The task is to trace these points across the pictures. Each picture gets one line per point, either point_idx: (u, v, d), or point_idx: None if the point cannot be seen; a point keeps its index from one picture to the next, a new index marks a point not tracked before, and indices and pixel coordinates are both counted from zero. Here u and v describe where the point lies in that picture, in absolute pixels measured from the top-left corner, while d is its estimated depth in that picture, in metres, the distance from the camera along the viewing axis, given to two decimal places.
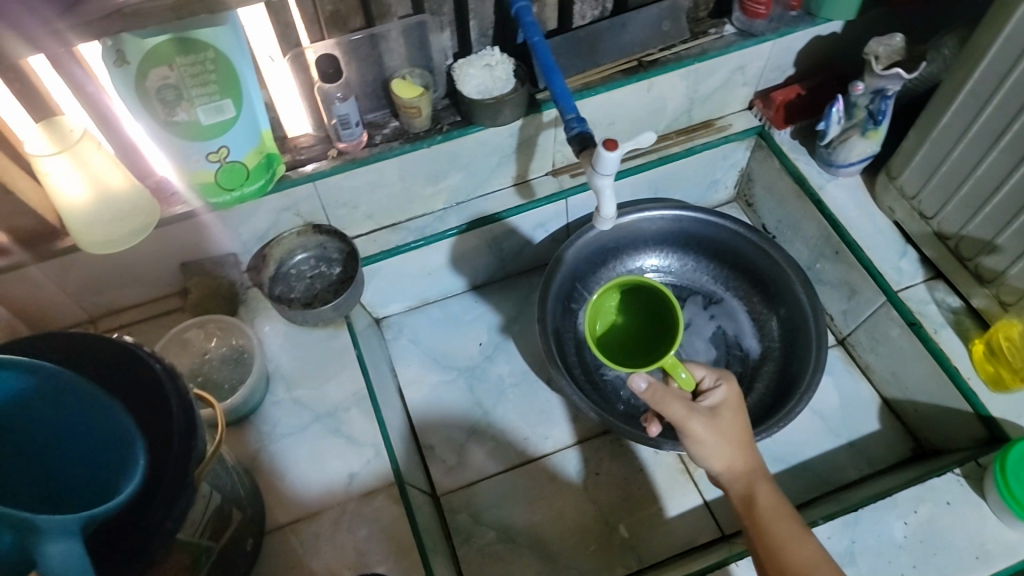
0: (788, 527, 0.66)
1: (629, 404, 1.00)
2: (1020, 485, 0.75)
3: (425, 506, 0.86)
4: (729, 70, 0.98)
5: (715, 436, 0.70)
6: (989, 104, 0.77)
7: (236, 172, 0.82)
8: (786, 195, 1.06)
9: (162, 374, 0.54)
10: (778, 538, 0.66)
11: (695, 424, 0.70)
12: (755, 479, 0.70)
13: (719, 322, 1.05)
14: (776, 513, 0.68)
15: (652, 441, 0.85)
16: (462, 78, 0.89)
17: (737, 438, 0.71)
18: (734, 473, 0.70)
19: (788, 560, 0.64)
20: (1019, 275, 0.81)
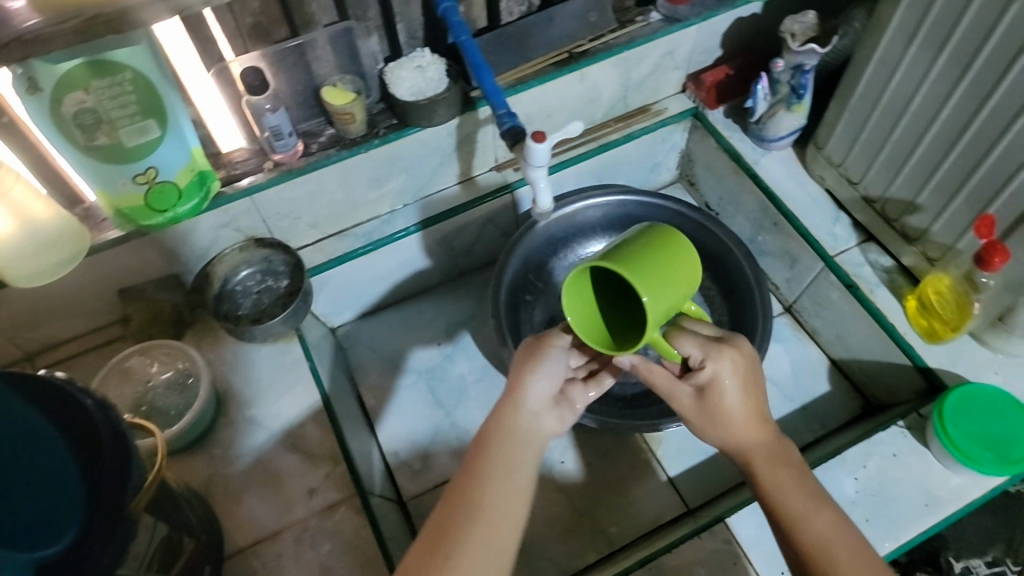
0: (798, 496, 0.64)
1: None
2: (955, 429, 0.80)
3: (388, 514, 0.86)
4: (658, 55, 1.00)
5: (708, 413, 0.68)
6: (896, 72, 0.82)
7: (167, 192, 0.81)
8: (723, 173, 1.09)
9: (93, 408, 0.54)
10: (789, 514, 0.63)
11: (680, 400, 0.69)
12: (762, 447, 0.67)
13: None
14: (789, 489, 0.64)
15: (653, 425, 0.89)
16: (394, 81, 0.88)
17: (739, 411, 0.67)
18: (739, 444, 0.68)
19: (805, 541, 0.61)
20: (941, 231, 0.85)
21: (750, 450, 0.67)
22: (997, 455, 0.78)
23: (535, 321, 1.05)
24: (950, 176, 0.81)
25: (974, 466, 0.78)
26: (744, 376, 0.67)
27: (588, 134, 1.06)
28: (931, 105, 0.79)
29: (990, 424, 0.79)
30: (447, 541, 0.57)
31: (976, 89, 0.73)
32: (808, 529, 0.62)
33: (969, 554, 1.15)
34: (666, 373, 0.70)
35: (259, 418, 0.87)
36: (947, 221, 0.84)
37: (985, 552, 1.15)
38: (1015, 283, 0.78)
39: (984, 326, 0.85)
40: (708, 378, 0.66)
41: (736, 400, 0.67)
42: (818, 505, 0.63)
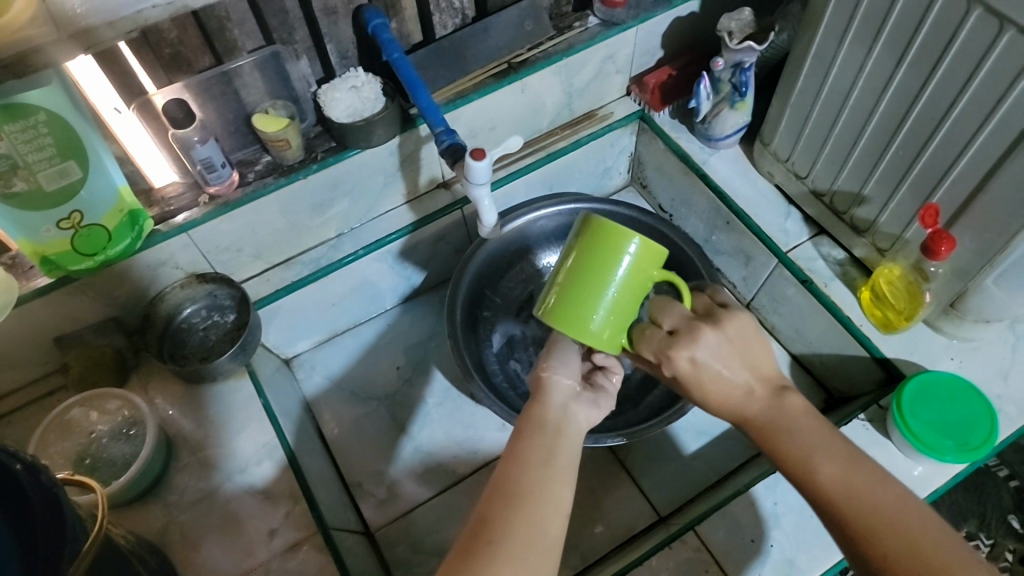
0: (806, 445, 0.60)
1: None
2: (914, 420, 0.80)
3: (359, 546, 0.84)
4: (599, 60, 0.99)
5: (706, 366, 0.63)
6: (833, 65, 0.81)
7: (96, 236, 0.78)
8: (673, 173, 1.08)
9: (23, 474, 0.50)
10: (798, 463, 0.60)
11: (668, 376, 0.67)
12: (759, 406, 0.64)
13: None
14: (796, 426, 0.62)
15: (677, 409, 0.87)
16: (329, 103, 0.86)
17: (728, 379, 0.64)
18: (736, 413, 0.65)
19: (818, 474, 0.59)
20: (889, 222, 0.85)
21: (749, 416, 0.64)
22: (958, 442, 0.78)
23: (494, 337, 1.03)
24: (893, 167, 0.80)
25: (936, 455, 0.78)
26: (716, 355, 0.63)
27: (535, 143, 1.05)
28: (870, 97, 0.79)
29: (949, 411, 0.79)
30: (492, 529, 0.52)
31: (910, 80, 0.73)
32: (822, 474, 0.59)
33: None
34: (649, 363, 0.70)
35: (211, 461, 0.84)
36: (894, 211, 0.83)
37: (957, 527, 1.16)
38: (962, 271, 0.78)
39: (937, 313, 0.85)
40: (679, 372, 0.64)
41: (719, 372, 0.63)
42: (830, 449, 0.60)
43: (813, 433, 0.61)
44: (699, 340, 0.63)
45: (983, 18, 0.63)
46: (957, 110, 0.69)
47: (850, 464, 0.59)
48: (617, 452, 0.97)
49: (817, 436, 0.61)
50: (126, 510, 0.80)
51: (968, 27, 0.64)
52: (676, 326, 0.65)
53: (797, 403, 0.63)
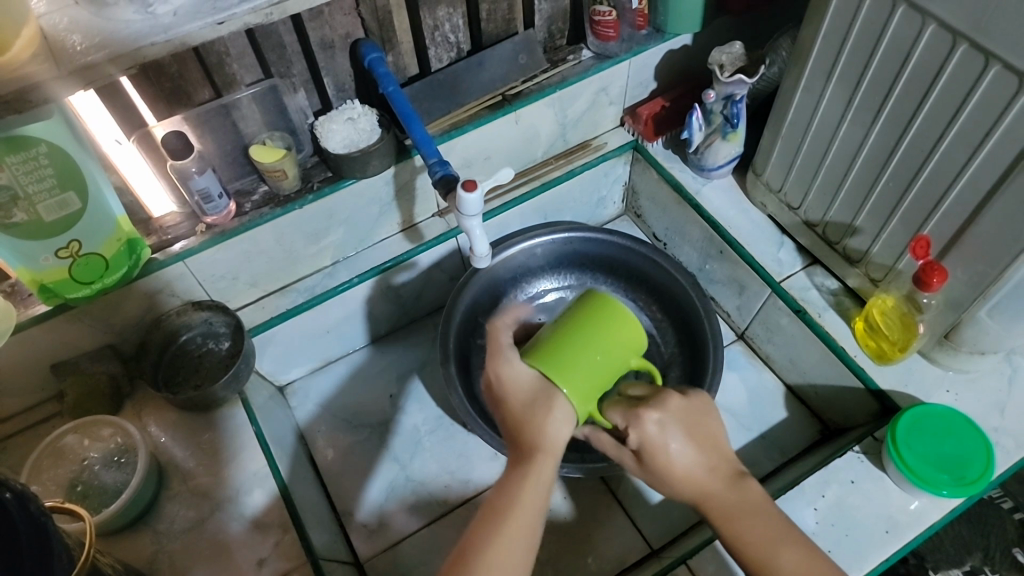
0: (764, 537, 0.63)
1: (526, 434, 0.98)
2: (909, 452, 0.79)
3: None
4: (592, 92, 1.00)
5: (679, 440, 0.64)
6: (822, 98, 0.82)
7: (93, 264, 0.79)
8: (667, 204, 1.09)
9: (12, 503, 0.51)
10: (757, 554, 0.62)
11: (626, 456, 0.68)
12: (719, 486, 0.64)
13: None
14: (756, 513, 0.64)
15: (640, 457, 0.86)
16: (325, 134, 0.87)
17: (685, 458, 0.64)
18: (696, 492, 0.64)
19: (774, 568, 0.61)
20: (881, 252, 0.85)
21: (708, 493, 0.64)
22: (955, 477, 0.77)
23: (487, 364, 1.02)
24: (885, 198, 0.80)
25: (932, 489, 0.77)
26: (679, 428, 0.64)
27: (529, 173, 1.06)
28: (859, 130, 0.80)
29: (944, 445, 0.79)
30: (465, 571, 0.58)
31: (899, 114, 0.74)
32: (782, 566, 0.61)
33: (948, 566, 1.14)
34: (612, 442, 0.69)
35: (203, 490, 0.84)
36: (886, 241, 0.83)
37: (961, 561, 1.14)
38: (955, 303, 0.78)
39: (931, 344, 0.85)
40: (641, 444, 0.64)
41: (678, 453, 0.64)
42: (785, 539, 0.62)
43: (762, 525, 0.63)
44: (665, 407, 0.64)
45: (968, 53, 0.64)
46: (946, 143, 0.70)
47: (803, 558, 0.61)
48: (610, 483, 0.96)
49: (773, 529, 0.63)
50: (116, 538, 0.80)
51: (955, 61, 0.65)
52: (643, 396, 0.67)
53: (756, 491, 0.65)
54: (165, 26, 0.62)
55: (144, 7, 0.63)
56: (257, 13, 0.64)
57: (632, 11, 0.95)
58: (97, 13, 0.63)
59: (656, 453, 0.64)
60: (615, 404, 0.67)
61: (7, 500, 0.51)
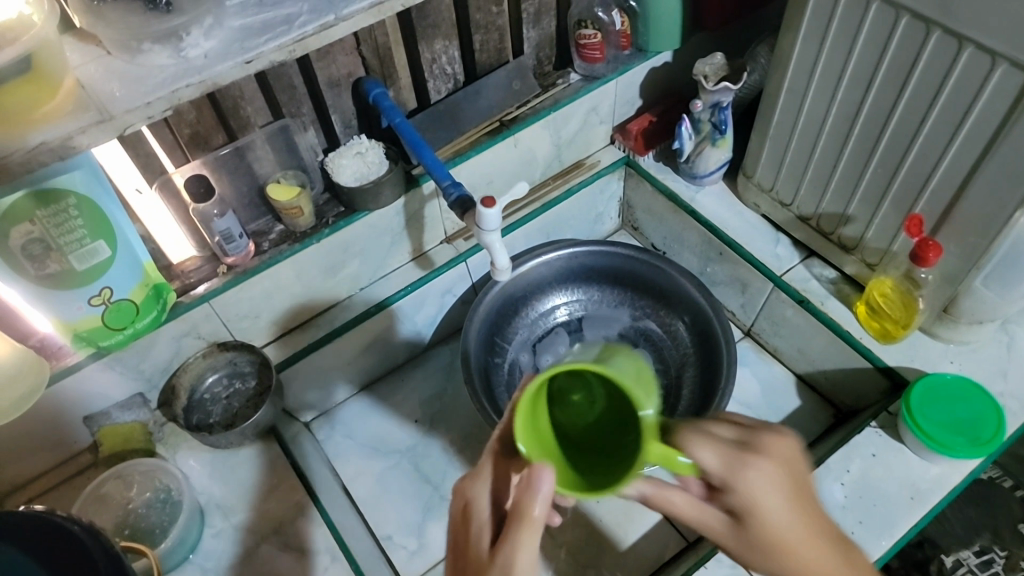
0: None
1: None
2: (925, 420, 0.81)
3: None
4: (583, 112, 1.06)
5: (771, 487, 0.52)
6: (805, 97, 0.88)
7: (124, 310, 0.80)
8: (663, 213, 1.13)
9: (83, 534, 0.47)
10: None
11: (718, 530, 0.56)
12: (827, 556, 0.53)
13: (600, 331, 1.10)
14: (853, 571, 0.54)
15: None
16: (337, 170, 0.91)
17: (781, 519, 0.53)
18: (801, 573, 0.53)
19: None
20: (876, 236, 0.89)
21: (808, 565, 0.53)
22: (969, 438, 0.80)
23: (507, 378, 1.05)
24: (873, 185, 0.86)
25: (949, 452, 0.80)
26: (785, 480, 0.53)
27: (530, 194, 1.10)
28: (843, 123, 0.85)
29: (956, 409, 0.82)
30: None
31: (880, 104, 0.79)
32: None
33: (958, 546, 1.17)
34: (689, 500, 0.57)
35: (244, 525, 0.86)
36: (878, 226, 0.88)
37: (971, 542, 1.17)
38: (951, 277, 0.82)
39: (932, 320, 0.89)
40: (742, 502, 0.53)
41: (778, 513, 0.53)
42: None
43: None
44: (768, 453, 0.53)
45: (941, 39, 0.69)
46: (928, 125, 0.75)
47: None
48: None
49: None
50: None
51: (929, 49, 0.71)
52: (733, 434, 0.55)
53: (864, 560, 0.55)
54: (197, 68, 0.66)
55: (178, 52, 0.67)
56: (282, 50, 0.68)
57: (616, 32, 1.01)
58: (130, 60, 0.66)
59: (761, 514, 0.53)
60: (693, 436, 0.53)
61: (77, 532, 0.47)
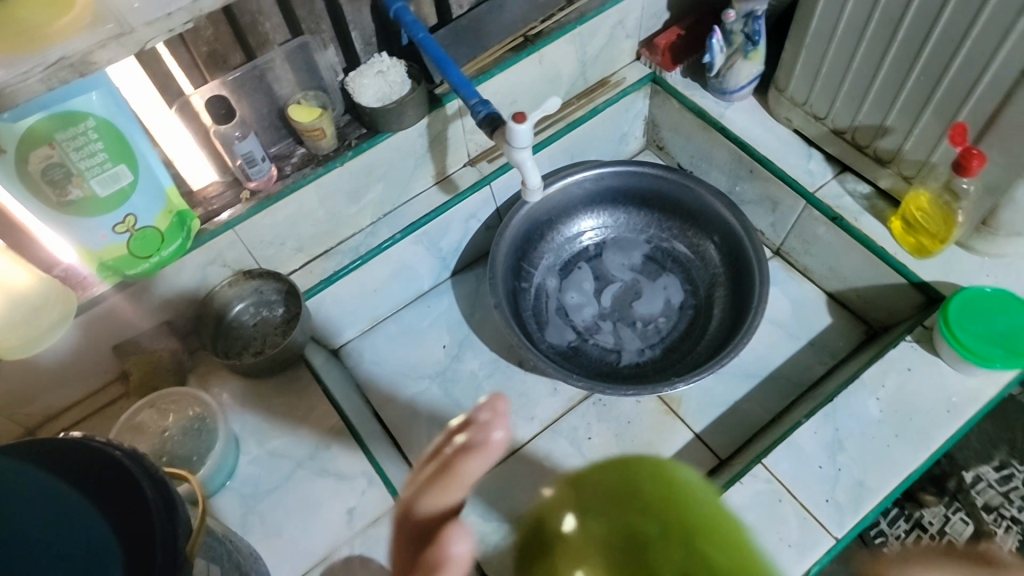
0: None
1: (576, 366, 0.99)
2: (964, 333, 0.80)
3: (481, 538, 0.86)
4: (609, 26, 1.01)
5: None
6: (847, 3, 0.84)
7: (149, 238, 0.79)
8: (691, 132, 1.10)
9: (128, 461, 0.49)
10: None
11: None
12: None
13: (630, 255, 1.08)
14: None
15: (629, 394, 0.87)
16: (358, 90, 0.88)
17: None
18: None
19: None
20: (914, 148, 0.87)
21: None
22: (1007, 350, 0.79)
23: (536, 303, 1.04)
24: (916, 93, 0.83)
25: (987, 364, 0.79)
26: None
27: (555, 114, 1.07)
28: (886, 28, 0.81)
29: (995, 322, 0.81)
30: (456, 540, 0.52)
31: (928, 6, 0.76)
32: None
33: (978, 462, 1.15)
34: None
35: (281, 450, 0.87)
36: (919, 137, 0.86)
37: (990, 457, 1.15)
38: (993, 187, 0.81)
39: (969, 233, 0.88)
40: None
41: None
42: None
43: None
44: None
45: None
46: (980, 27, 0.72)
47: None
48: (669, 403, 0.98)
49: None
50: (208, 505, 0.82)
51: None
52: None
53: None
54: None
55: None
56: None
57: None
58: None
59: None
60: None
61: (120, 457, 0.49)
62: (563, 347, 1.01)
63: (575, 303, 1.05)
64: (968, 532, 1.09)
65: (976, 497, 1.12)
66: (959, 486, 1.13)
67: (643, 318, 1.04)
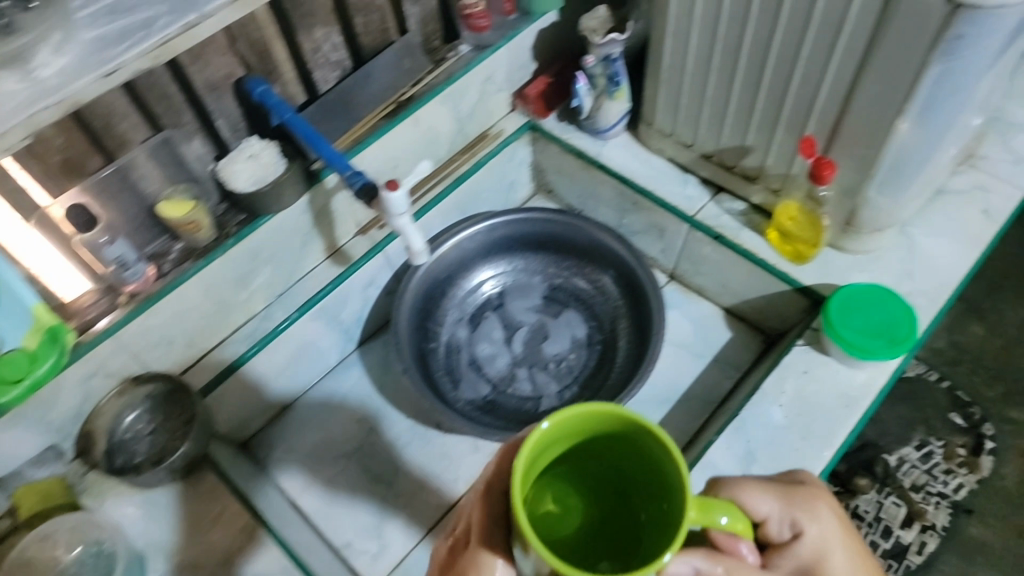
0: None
1: (495, 419, 0.98)
2: (846, 328, 0.85)
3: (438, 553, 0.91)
4: (479, 83, 1.04)
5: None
6: (690, 38, 0.89)
7: (17, 359, 0.73)
8: (574, 173, 1.14)
9: None
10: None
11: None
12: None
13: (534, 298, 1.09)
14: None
15: None
16: (231, 176, 0.86)
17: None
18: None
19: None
20: (775, 163, 0.92)
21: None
22: (888, 339, 0.84)
23: (447, 361, 1.03)
24: (766, 113, 0.88)
25: (873, 355, 0.83)
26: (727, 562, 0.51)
27: (439, 172, 1.09)
28: (729, 58, 0.87)
29: (872, 315, 0.85)
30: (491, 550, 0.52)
31: (760, 34, 0.81)
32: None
33: (899, 445, 1.27)
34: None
35: None
36: (776, 153, 0.91)
37: (910, 438, 1.27)
38: (848, 190, 0.86)
39: (837, 234, 0.93)
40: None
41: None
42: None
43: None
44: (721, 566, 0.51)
45: None
46: (806, 50, 0.78)
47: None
48: None
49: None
50: None
51: None
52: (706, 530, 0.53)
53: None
54: (52, 88, 0.60)
55: (27, 75, 0.61)
56: (146, 57, 0.63)
57: None
58: None
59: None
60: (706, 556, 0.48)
61: None
62: (479, 401, 1.01)
63: (487, 355, 1.04)
64: (901, 514, 1.20)
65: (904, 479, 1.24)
66: (887, 470, 1.23)
67: (555, 360, 1.04)
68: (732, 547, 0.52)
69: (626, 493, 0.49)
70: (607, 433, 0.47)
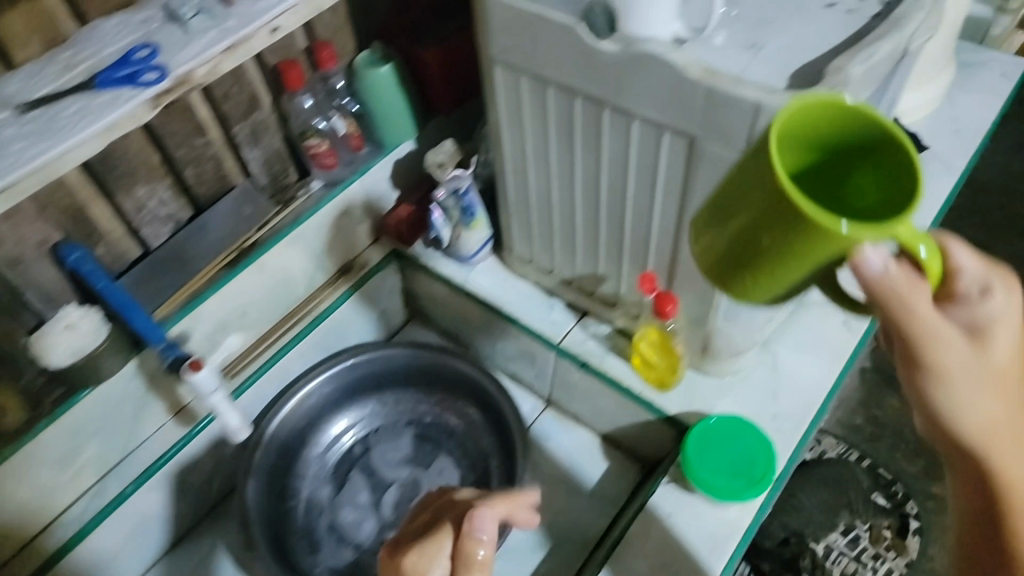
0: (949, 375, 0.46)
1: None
2: (703, 468, 0.82)
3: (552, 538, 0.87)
4: (333, 220, 1.01)
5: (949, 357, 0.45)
6: (529, 177, 0.87)
7: None
8: (443, 299, 1.11)
9: None
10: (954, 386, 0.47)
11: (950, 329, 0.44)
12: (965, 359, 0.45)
13: (405, 437, 1.03)
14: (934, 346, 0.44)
15: None
16: (43, 350, 0.78)
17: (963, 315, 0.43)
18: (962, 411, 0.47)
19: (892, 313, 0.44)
20: (628, 293, 0.90)
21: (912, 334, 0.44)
22: (747, 479, 0.82)
23: (305, 519, 0.98)
24: (611, 248, 0.86)
25: (736, 496, 0.81)
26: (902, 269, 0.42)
27: (298, 312, 1.04)
28: (566, 196, 0.86)
29: (728, 452, 0.83)
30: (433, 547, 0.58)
31: (591, 177, 0.80)
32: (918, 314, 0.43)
33: (825, 532, 1.19)
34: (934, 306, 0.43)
35: None
36: (626, 285, 0.90)
37: (836, 523, 1.20)
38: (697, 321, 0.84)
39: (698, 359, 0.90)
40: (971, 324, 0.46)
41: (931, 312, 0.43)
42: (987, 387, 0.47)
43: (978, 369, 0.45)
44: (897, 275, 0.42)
45: (614, 118, 0.71)
46: (633, 193, 0.77)
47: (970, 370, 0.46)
48: None
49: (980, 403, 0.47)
50: None
51: (607, 126, 0.73)
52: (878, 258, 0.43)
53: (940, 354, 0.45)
54: None
55: None
56: None
57: (343, 137, 0.99)
58: None
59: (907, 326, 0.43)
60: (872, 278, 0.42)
61: None
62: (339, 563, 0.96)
63: (353, 512, 0.98)
64: None
65: (833, 568, 1.17)
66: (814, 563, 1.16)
67: None
68: (912, 283, 0.43)
69: (863, 182, 0.46)
70: (834, 138, 0.45)
